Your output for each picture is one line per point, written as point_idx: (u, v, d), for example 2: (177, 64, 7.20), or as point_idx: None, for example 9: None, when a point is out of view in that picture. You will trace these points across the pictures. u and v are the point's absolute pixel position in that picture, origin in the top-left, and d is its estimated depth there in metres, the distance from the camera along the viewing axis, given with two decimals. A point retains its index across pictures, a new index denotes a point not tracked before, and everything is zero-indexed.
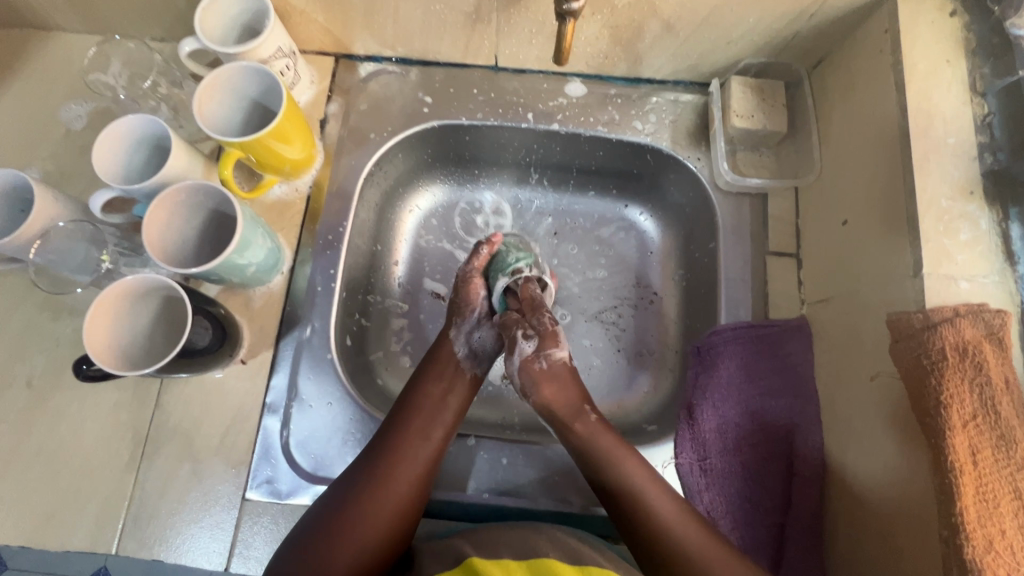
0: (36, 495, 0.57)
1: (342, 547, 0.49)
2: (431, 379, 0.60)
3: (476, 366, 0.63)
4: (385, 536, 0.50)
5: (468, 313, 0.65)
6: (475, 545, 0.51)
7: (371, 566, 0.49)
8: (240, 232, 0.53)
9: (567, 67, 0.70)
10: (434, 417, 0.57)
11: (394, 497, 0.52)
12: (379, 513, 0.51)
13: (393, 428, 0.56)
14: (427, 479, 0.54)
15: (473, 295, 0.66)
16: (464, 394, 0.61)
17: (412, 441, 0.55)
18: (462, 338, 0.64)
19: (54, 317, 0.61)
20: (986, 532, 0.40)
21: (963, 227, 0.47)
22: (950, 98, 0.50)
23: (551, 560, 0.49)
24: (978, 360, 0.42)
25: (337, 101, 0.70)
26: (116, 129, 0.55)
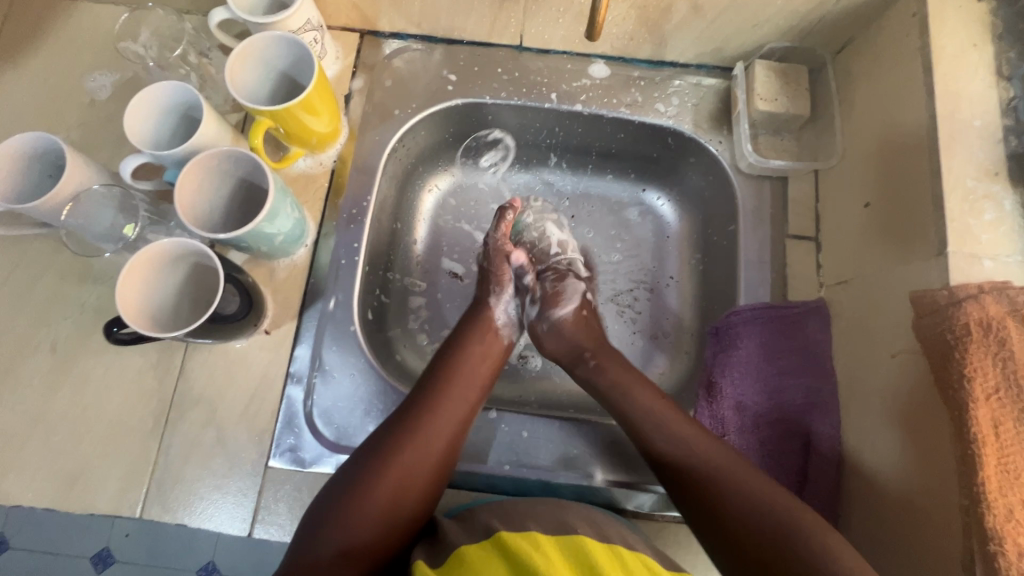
0: (61, 458, 0.57)
1: (380, 491, 0.50)
2: (467, 342, 0.62)
3: (512, 334, 0.66)
4: (422, 485, 0.52)
5: (503, 284, 0.67)
6: (500, 517, 0.51)
7: (407, 513, 0.51)
8: (270, 201, 0.54)
9: (592, 48, 0.70)
10: (468, 378, 0.59)
11: (434, 448, 0.53)
12: (415, 465, 0.52)
13: (431, 383, 0.57)
14: (460, 436, 0.55)
15: (505, 267, 0.68)
16: (498, 356, 0.63)
17: (451, 397, 0.56)
18: (501, 307, 0.66)
19: (79, 283, 0.61)
20: (1007, 502, 0.41)
21: (987, 207, 0.48)
22: (977, 81, 0.51)
23: (580, 537, 0.48)
24: (1001, 335, 0.43)
25: (362, 77, 0.71)
26: (145, 95, 0.55)
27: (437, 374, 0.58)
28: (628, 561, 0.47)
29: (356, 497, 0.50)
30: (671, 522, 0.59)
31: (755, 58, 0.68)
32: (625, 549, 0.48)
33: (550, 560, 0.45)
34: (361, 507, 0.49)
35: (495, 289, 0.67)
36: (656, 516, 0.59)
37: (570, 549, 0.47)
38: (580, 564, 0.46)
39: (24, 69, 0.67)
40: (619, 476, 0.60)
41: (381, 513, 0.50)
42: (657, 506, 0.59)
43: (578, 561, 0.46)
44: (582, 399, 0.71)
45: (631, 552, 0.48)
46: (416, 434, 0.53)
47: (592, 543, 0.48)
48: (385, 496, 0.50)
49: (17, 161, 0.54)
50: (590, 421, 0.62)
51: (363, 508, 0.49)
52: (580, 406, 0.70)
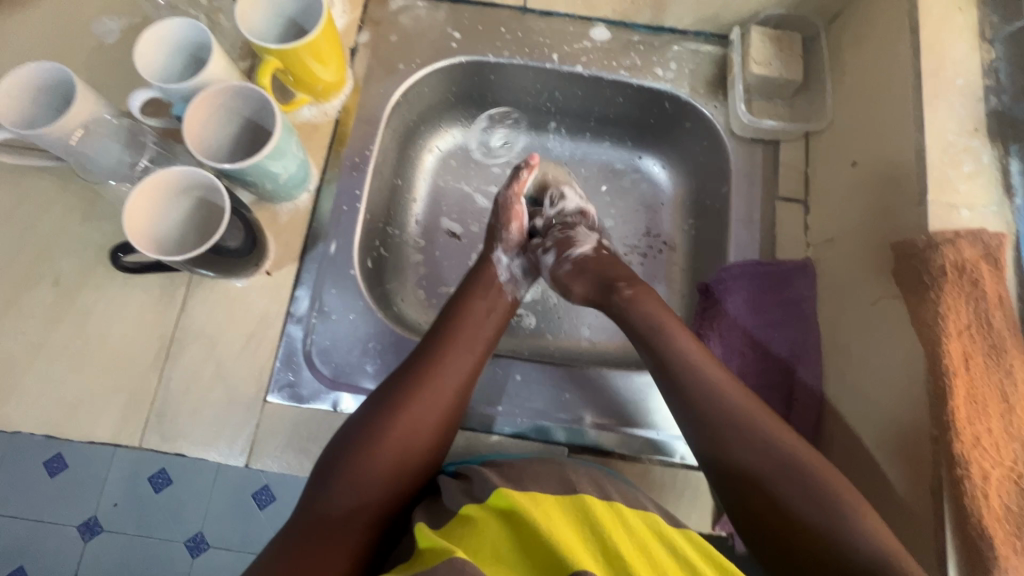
0: (62, 387, 0.59)
1: (387, 448, 0.51)
2: (470, 301, 0.62)
3: (516, 292, 0.66)
4: (427, 441, 0.53)
5: (513, 244, 0.68)
6: (502, 473, 0.51)
7: (415, 468, 0.52)
8: (277, 138, 0.55)
9: (593, 11, 0.72)
10: (473, 335, 0.59)
11: (440, 404, 0.54)
12: (423, 421, 0.53)
13: (438, 341, 0.58)
14: (466, 391, 0.56)
15: (516, 229, 0.68)
16: (504, 314, 0.63)
17: (455, 354, 0.57)
18: (506, 267, 0.66)
19: (83, 220, 0.62)
20: (974, 430, 0.43)
21: (967, 159, 0.50)
22: (961, 42, 0.53)
23: (584, 496, 0.48)
24: (974, 277, 0.46)
25: (367, 32, 0.72)
26: (149, 33, 0.56)
27: (442, 332, 0.59)
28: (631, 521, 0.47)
29: (367, 454, 0.50)
30: (657, 464, 0.60)
31: (752, 25, 0.70)
32: (625, 506, 0.49)
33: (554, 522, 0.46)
34: (368, 464, 0.50)
35: (504, 248, 0.67)
36: (643, 458, 0.60)
37: (572, 509, 0.47)
38: (583, 525, 0.46)
39: (33, 10, 0.68)
40: (608, 420, 0.62)
41: (389, 471, 0.51)
42: (645, 448, 0.61)
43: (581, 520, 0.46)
44: (574, 353, 0.73)
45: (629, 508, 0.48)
46: (422, 389, 0.54)
47: (593, 501, 0.48)
48: (391, 454, 0.51)
49: (29, 91, 0.55)
50: (583, 369, 0.64)
51: (376, 464, 0.50)
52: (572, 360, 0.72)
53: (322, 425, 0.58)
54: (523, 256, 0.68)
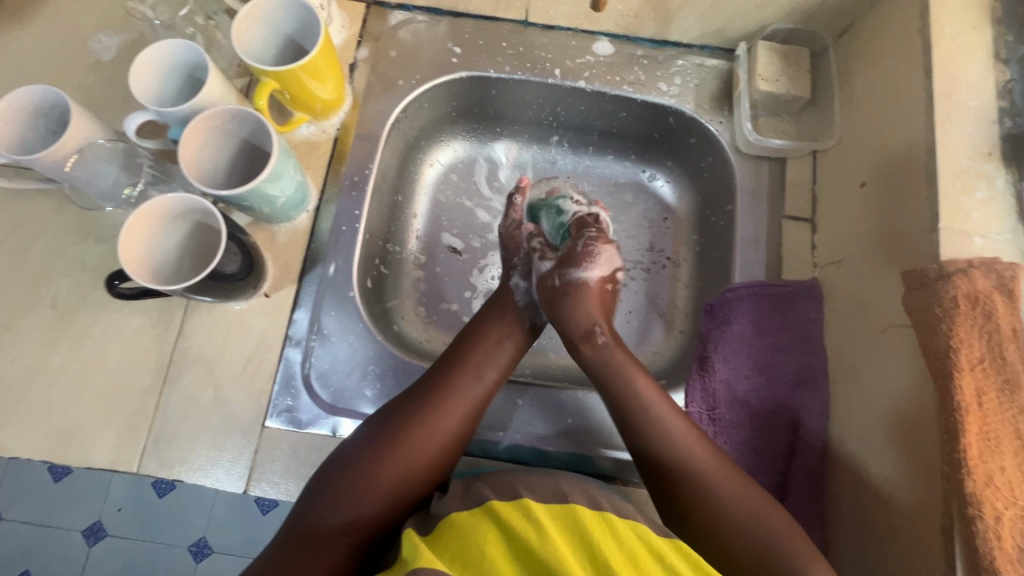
0: (60, 412, 0.58)
1: (387, 468, 0.50)
2: (483, 323, 0.62)
3: (535, 319, 0.65)
4: (428, 466, 0.52)
5: (533, 267, 0.67)
6: (493, 485, 0.51)
7: (414, 489, 0.51)
8: (274, 162, 0.54)
9: (597, 25, 0.70)
10: (485, 360, 0.59)
11: (447, 427, 0.54)
12: (428, 442, 0.52)
13: (448, 366, 0.58)
14: (474, 417, 0.56)
15: (535, 249, 0.67)
16: (521, 344, 0.62)
17: (464, 379, 0.57)
18: (525, 290, 0.65)
19: (80, 241, 0.62)
20: (987, 468, 0.42)
21: (980, 185, 0.49)
22: (975, 62, 0.52)
23: (574, 506, 0.48)
24: (988, 308, 0.44)
25: (367, 47, 0.71)
26: (136, 70, 0.55)
27: (454, 358, 0.59)
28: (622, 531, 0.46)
29: (366, 470, 0.50)
30: None
31: (759, 39, 0.69)
32: (616, 517, 0.47)
33: (544, 527, 0.45)
34: (366, 481, 0.50)
35: (520, 272, 0.66)
36: (644, 485, 0.60)
37: (564, 516, 0.47)
38: (573, 533, 0.45)
39: (29, 27, 0.67)
40: (610, 446, 0.61)
41: (385, 490, 0.50)
42: None
43: (571, 530, 0.45)
44: (576, 373, 0.72)
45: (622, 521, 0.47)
46: (430, 411, 0.54)
47: (583, 512, 0.47)
48: (390, 474, 0.50)
49: (23, 113, 0.54)
50: (585, 393, 0.63)
51: (374, 482, 0.50)
52: (574, 380, 0.71)
53: (321, 450, 0.58)
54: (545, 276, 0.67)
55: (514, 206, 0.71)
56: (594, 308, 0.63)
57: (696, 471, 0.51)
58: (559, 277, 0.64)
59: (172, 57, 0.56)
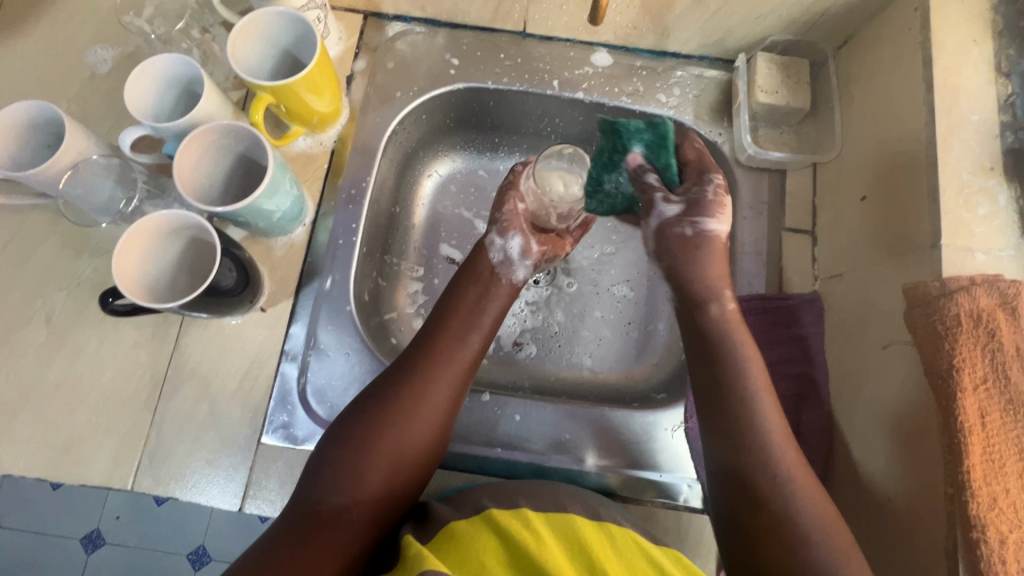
0: (54, 428, 0.58)
1: (381, 442, 0.49)
2: (463, 288, 0.59)
3: (512, 274, 0.62)
4: (424, 437, 0.51)
5: (508, 224, 0.62)
6: (492, 495, 0.50)
7: (413, 465, 0.50)
8: (270, 176, 0.54)
9: (595, 36, 0.70)
10: (469, 327, 0.57)
11: (438, 397, 0.52)
12: (421, 414, 0.51)
13: (432, 333, 0.56)
14: (464, 383, 0.54)
15: (513, 209, 0.63)
16: (503, 302, 0.60)
17: (448, 344, 0.55)
18: (499, 247, 0.62)
19: (75, 256, 0.61)
20: (991, 490, 0.41)
21: (982, 201, 0.49)
22: (976, 76, 0.51)
23: (571, 516, 0.48)
24: (991, 327, 0.44)
25: (364, 59, 0.70)
26: (132, 88, 0.55)
27: (434, 324, 0.57)
28: (617, 539, 0.47)
29: (362, 449, 0.48)
30: (659, 507, 0.59)
31: (758, 50, 0.68)
32: (613, 524, 0.49)
33: (542, 539, 0.45)
34: (364, 462, 0.48)
35: (495, 228, 0.63)
36: (645, 501, 0.59)
37: (559, 526, 0.47)
38: (570, 543, 0.46)
39: (24, 40, 0.66)
40: (610, 462, 0.60)
41: (384, 466, 0.48)
42: (647, 490, 0.59)
43: (568, 540, 0.46)
44: (574, 385, 0.70)
45: (621, 528, 0.49)
46: (419, 383, 0.52)
47: (581, 520, 0.48)
48: (385, 449, 0.49)
49: (17, 129, 0.54)
50: (584, 408, 0.62)
51: (371, 460, 0.48)
52: (572, 392, 0.69)
53: None
54: (521, 234, 0.63)
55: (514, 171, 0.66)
56: (720, 267, 0.54)
57: (784, 476, 0.44)
58: (689, 226, 0.55)
59: (168, 71, 0.56)
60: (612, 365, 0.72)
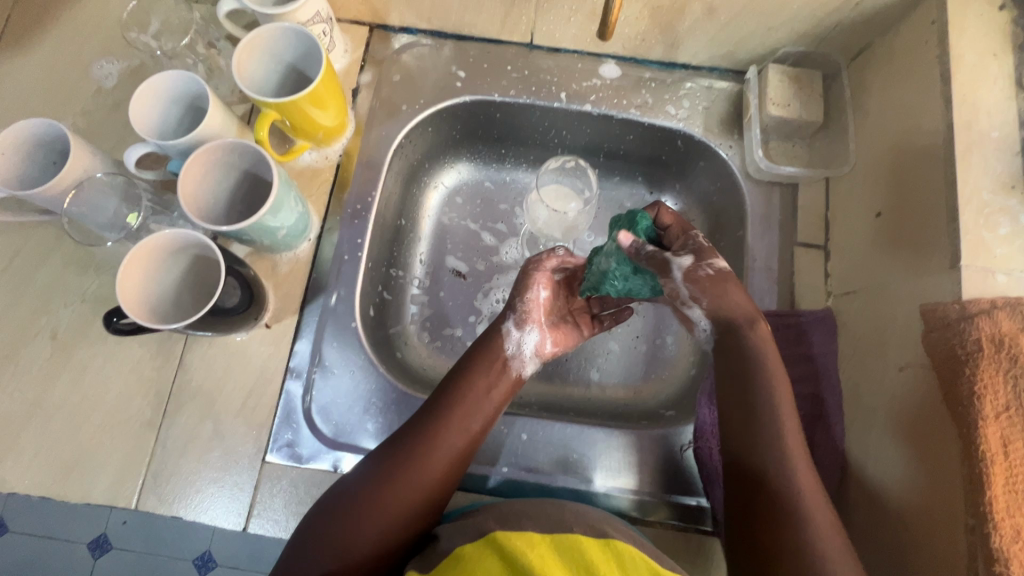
0: (58, 446, 0.57)
1: (361, 538, 0.46)
2: (476, 361, 0.56)
3: (522, 368, 0.58)
4: (409, 531, 0.48)
5: (527, 315, 0.60)
6: (499, 516, 0.49)
7: (401, 541, 0.48)
8: (274, 193, 0.53)
9: (603, 48, 0.69)
10: (476, 406, 0.53)
11: (433, 476, 0.49)
12: (412, 493, 0.48)
13: (433, 419, 0.51)
14: (463, 463, 0.51)
15: (534, 298, 0.61)
16: (507, 390, 0.56)
17: (450, 437, 0.51)
18: (515, 339, 0.59)
19: (81, 272, 0.61)
20: (1015, 523, 0.40)
21: (1003, 221, 0.47)
22: (996, 92, 0.50)
23: (577, 536, 0.46)
24: (1014, 352, 0.42)
25: (370, 72, 0.70)
26: (139, 110, 0.55)
27: (437, 407, 0.52)
28: (625, 558, 0.44)
29: (349, 525, 0.46)
30: (669, 528, 0.58)
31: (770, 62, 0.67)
32: (623, 544, 0.46)
33: (546, 563, 0.43)
34: (350, 538, 0.46)
35: (513, 318, 0.60)
36: (654, 523, 0.58)
37: (564, 547, 0.45)
38: (578, 564, 0.44)
39: (30, 55, 0.66)
40: (617, 482, 0.59)
41: (371, 543, 0.46)
42: (655, 512, 0.58)
43: (574, 563, 0.44)
44: (582, 401, 0.69)
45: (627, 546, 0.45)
46: (415, 462, 0.49)
47: (588, 540, 0.45)
48: (366, 545, 0.46)
49: (21, 146, 0.54)
50: (592, 426, 0.61)
51: (357, 537, 0.46)
52: (580, 409, 0.68)
53: (321, 487, 0.56)
54: (539, 330, 0.60)
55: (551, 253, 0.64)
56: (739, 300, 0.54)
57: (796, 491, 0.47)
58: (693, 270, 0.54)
59: (173, 88, 0.56)
60: (620, 380, 0.71)
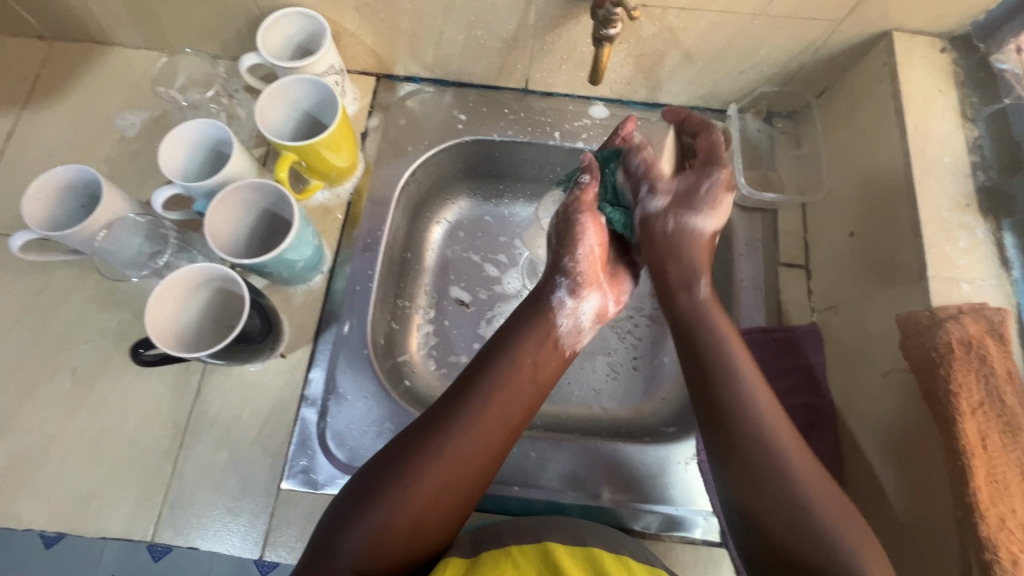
0: (76, 481, 0.58)
1: (406, 509, 0.47)
2: (524, 342, 0.57)
3: (575, 342, 0.61)
4: (451, 505, 0.49)
5: (583, 282, 0.61)
6: (514, 533, 0.51)
7: (446, 511, 0.49)
8: (295, 231, 0.57)
9: (592, 91, 0.75)
10: (521, 388, 0.55)
11: (477, 453, 0.50)
12: (457, 465, 0.49)
13: (475, 396, 0.53)
14: (507, 444, 0.53)
15: (586, 262, 0.61)
16: (553, 372, 0.58)
17: (494, 412, 0.52)
18: (571, 311, 0.60)
19: (101, 308, 0.64)
20: (998, 510, 0.43)
21: (961, 235, 0.53)
22: (944, 122, 0.58)
23: (596, 552, 0.48)
24: (981, 352, 0.47)
25: (377, 117, 0.76)
26: (168, 159, 0.59)
27: (482, 382, 0.54)
28: None
29: (393, 492, 0.47)
30: (677, 542, 0.59)
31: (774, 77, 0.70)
32: (636, 561, 0.49)
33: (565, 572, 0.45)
34: (398, 503, 0.47)
35: (567, 284, 0.61)
36: (663, 537, 0.60)
37: (583, 561, 0.47)
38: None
39: (58, 109, 0.71)
40: (628, 497, 0.60)
41: (417, 506, 0.47)
42: (664, 525, 0.60)
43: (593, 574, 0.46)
44: (586, 420, 0.71)
45: (642, 565, 0.48)
46: (459, 436, 0.50)
47: (603, 555, 0.48)
48: (410, 516, 0.47)
49: (56, 193, 0.58)
50: (599, 442, 0.63)
51: (400, 506, 0.47)
52: (585, 429, 0.70)
53: None
54: (597, 294, 0.62)
55: (583, 186, 0.63)
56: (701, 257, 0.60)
57: (779, 446, 0.48)
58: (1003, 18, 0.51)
59: (196, 133, 0.60)
60: (622, 401, 0.73)
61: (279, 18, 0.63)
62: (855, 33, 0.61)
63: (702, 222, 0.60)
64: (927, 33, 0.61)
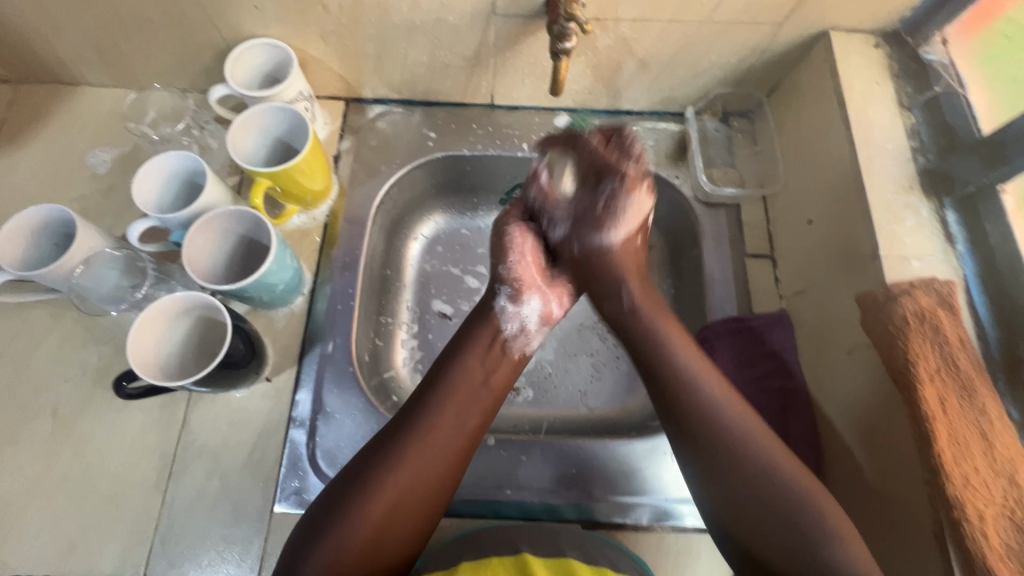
0: (62, 522, 0.57)
1: (363, 527, 0.48)
2: (470, 352, 0.58)
3: (525, 347, 0.62)
4: (409, 515, 0.50)
5: (521, 290, 0.63)
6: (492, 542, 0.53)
7: (404, 524, 0.50)
8: (274, 255, 0.58)
9: (556, 102, 0.78)
10: (472, 395, 0.56)
11: (432, 461, 0.52)
12: (415, 476, 0.51)
13: (432, 403, 0.54)
14: (463, 453, 0.54)
15: (520, 268, 0.64)
16: (504, 375, 0.59)
17: (450, 419, 0.54)
18: (513, 315, 0.62)
19: (80, 345, 0.63)
20: (962, 470, 0.45)
21: (908, 215, 0.57)
22: (884, 112, 0.62)
23: (571, 562, 0.50)
24: (934, 324, 0.50)
25: (349, 139, 0.77)
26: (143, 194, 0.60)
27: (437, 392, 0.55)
28: None
29: (356, 504, 0.48)
30: (668, 532, 0.60)
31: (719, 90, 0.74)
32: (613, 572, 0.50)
33: None
34: (357, 517, 0.48)
35: (507, 291, 0.63)
36: (654, 528, 0.61)
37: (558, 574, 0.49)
38: None
39: (27, 151, 0.71)
40: (616, 492, 0.62)
41: (376, 518, 0.48)
42: (654, 517, 0.61)
43: None
44: (573, 421, 0.73)
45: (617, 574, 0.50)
46: (415, 447, 0.51)
47: (579, 565, 0.50)
48: (367, 533, 0.48)
49: (29, 234, 0.58)
50: (587, 440, 0.64)
51: (361, 517, 0.48)
52: (573, 429, 0.72)
53: None
54: (537, 296, 0.64)
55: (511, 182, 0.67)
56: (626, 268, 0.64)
57: (731, 426, 0.52)
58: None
59: (167, 167, 0.61)
60: (607, 400, 0.75)
61: (246, 49, 0.65)
62: (795, 34, 0.65)
63: (607, 237, 0.63)
64: (861, 30, 0.65)
